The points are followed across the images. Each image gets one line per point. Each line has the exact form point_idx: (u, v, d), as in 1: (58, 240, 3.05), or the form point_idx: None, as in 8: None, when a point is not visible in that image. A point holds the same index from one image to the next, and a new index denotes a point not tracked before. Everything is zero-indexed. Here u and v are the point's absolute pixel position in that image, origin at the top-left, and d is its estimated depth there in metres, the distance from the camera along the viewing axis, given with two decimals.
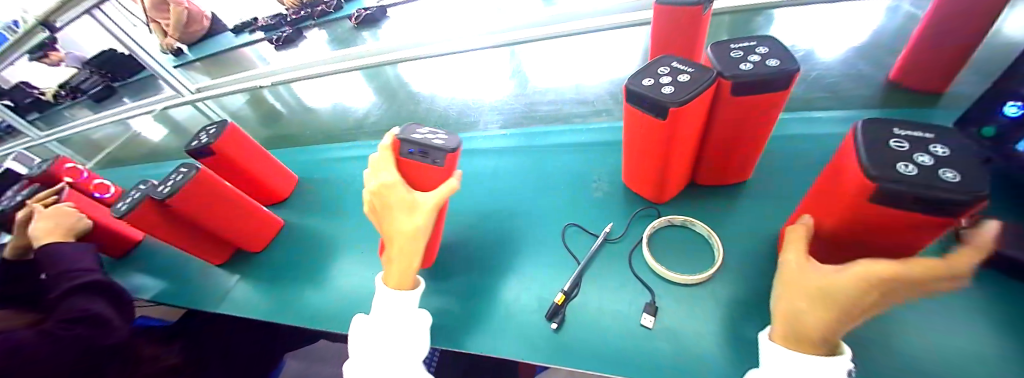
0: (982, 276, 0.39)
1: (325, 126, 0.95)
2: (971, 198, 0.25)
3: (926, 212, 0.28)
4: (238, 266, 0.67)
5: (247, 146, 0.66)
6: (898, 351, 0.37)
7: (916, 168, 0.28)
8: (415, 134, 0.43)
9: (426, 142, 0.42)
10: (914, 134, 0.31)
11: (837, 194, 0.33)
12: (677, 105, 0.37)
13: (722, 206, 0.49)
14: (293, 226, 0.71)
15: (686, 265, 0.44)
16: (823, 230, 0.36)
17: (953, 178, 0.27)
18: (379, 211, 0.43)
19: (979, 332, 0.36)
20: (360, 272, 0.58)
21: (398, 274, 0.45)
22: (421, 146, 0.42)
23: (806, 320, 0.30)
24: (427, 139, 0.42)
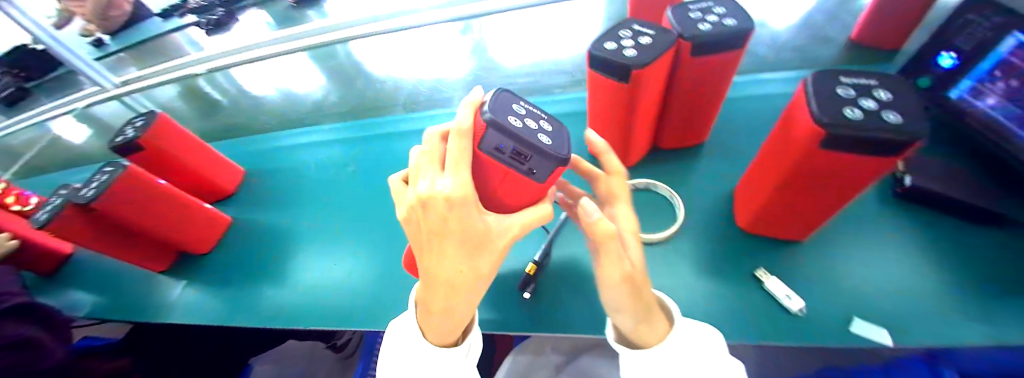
0: (911, 215, 0.44)
1: (273, 115, 0.88)
2: (911, 137, 0.27)
3: (870, 153, 0.29)
4: (186, 270, 0.62)
5: (184, 141, 0.60)
6: (847, 286, 0.39)
7: (861, 112, 0.29)
8: (510, 120, 0.28)
9: (530, 143, 0.27)
10: (860, 81, 0.32)
11: (786, 146, 0.34)
12: (639, 68, 0.36)
13: (685, 168, 0.50)
14: (245, 222, 0.66)
15: (650, 225, 0.45)
16: (774, 185, 0.37)
17: (894, 119, 0.28)
18: (433, 236, 0.31)
19: (911, 264, 0.40)
20: (322, 265, 0.56)
21: (431, 315, 0.35)
22: (522, 149, 0.27)
23: (648, 305, 0.33)
24: (536, 136, 0.27)
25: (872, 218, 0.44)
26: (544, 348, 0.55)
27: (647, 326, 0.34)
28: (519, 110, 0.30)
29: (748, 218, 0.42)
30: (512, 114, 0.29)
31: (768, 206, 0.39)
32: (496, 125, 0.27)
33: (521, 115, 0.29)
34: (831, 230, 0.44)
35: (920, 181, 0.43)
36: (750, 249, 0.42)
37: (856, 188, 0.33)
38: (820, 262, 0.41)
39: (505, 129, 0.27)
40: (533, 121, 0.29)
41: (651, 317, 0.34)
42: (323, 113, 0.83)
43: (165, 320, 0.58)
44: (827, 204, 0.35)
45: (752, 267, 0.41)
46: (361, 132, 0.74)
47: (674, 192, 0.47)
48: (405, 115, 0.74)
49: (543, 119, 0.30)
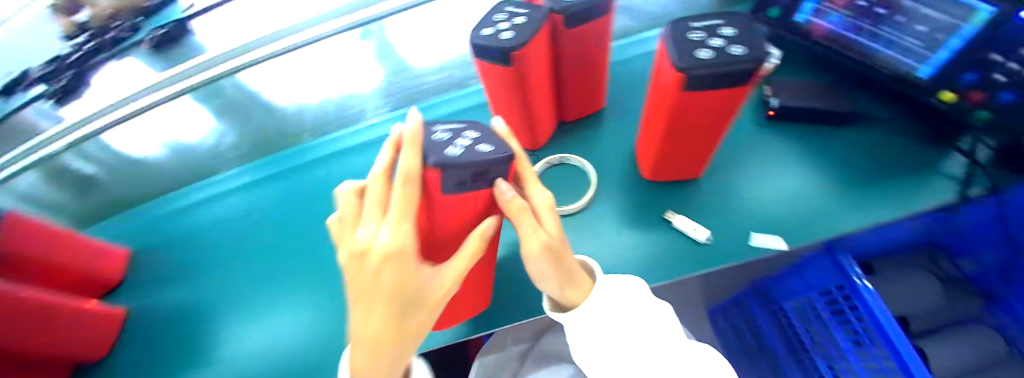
0: (783, 131, 0.49)
1: (152, 176, 0.75)
2: (753, 65, 0.30)
3: (727, 87, 0.32)
4: None
5: (49, 234, 0.50)
6: (743, 207, 0.44)
7: (712, 51, 0.32)
8: (442, 150, 0.25)
9: (477, 166, 0.24)
10: (708, 23, 0.34)
11: (661, 97, 0.37)
12: (517, 49, 0.36)
13: (593, 135, 0.52)
14: (152, 307, 0.58)
15: (570, 197, 0.47)
16: (663, 137, 0.39)
17: (739, 53, 0.31)
18: (391, 295, 0.28)
19: (789, 175, 0.46)
20: (252, 328, 0.51)
21: (384, 371, 0.31)
22: (471, 174, 0.24)
23: (572, 268, 0.34)
24: (475, 149, 0.25)
25: (755, 141, 0.49)
26: (506, 342, 0.57)
27: (573, 286, 0.35)
28: (444, 135, 0.27)
29: (652, 170, 0.44)
30: (438, 143, 0.26)
31: (664, 154, 0.41)
32: (439, 164, 0.24)
33: (447, 138, 0.27)
34: (727, 161, 0.48)
35: (782, 102, 0.48)
36: (660, 195, 0.46)
37: (725, 122, 0.37)
38: (718, 194, 0.45)
39: (449, 166, 0.24)
40: (462, 137, 0.26)
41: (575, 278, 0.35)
42: (220, 161, 0.74)
43: None
44: (708, 139, 0.39)
45: (664, 211, 0.44)
46: (266, 170, 0.68)
47: (585, 160, 0.49)
48: (312, 142, 0.70)
49: (472, 128, 0.28)
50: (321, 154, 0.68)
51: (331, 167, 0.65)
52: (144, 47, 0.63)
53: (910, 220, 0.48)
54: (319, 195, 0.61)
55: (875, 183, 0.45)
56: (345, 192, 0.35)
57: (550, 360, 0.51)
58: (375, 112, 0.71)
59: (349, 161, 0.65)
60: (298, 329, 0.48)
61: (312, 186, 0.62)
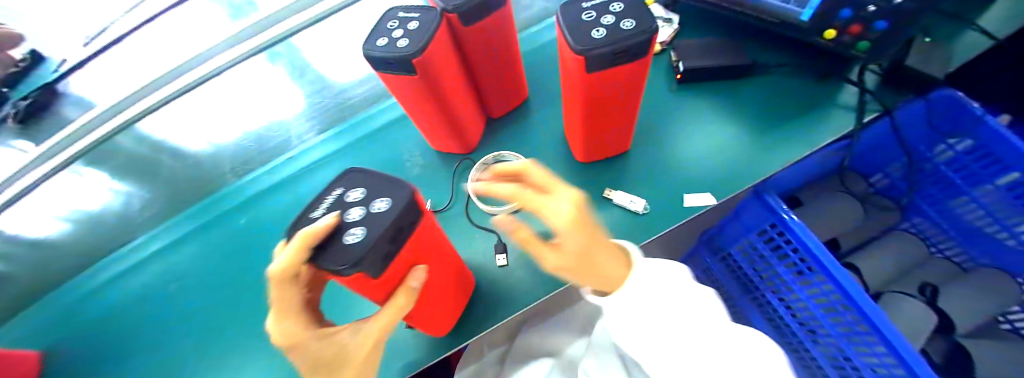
0: (699, 90, 0.51)
1: (34, 265, 0.63)
2: (645, 37, 0.30)
3: (628, 61, 0.32)
4: None
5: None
6: (676, 170, 0.45)
7: (605, 29, 0.31)
8: (349, 241, 0.22)
9: (386, 237, 0.22)
10: (597, 1, 0.34)
11: (572, 82, 0.36)
12: (415, 57, 0.33)
13: (523, 126, 0.51)
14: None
15: None
16: (583, 119, 0.39)
17: (630, 27, 0.31)
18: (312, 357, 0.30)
19: (711, 130, 0.48)
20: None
21: None
22: (387, 244, 0.22)
23: (605, 274, 0.29)
24: (387, 219, 0.22)
25: (676, 104, 0.51)
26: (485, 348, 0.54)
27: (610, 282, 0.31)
28: (354, 213, 0.24)
29: (583, 151, 0.44)
30: (348, 227, 0.23)
31: (590, 136, 0.41)
32: (355, 262, 0.21)
33: (354, 214, 0.24)
34: (655, 128, 0.49)
35: (691, 63, 0.50)
36: (595, 176, 0.46)
37: (637, 97, 0.37)
38: (651, 162, 0.46)
39: (367, 255, 0.21)
40: (372, 207, 0.24)
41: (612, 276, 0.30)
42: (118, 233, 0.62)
43: None
44: (625, 113, 0.39)
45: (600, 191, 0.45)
46: (182, 228, 0.60)
47: (518, 153, 0.48)
48: (231, 185, 0.60)
49: (375, 189, 0.25)
50: (242, 199, 0.58)
51: (256, 212, 0.57)
52: (9, 124, 0.55)
53: (821, 151, 0.52)
54: (247, 244, 0.55)
55: (784, 124, 0.47)
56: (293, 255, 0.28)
57: (527, 359, 0.49)
58: (302, 139, 0.61)
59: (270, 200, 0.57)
60: None
61: (238, 235, 0.56)
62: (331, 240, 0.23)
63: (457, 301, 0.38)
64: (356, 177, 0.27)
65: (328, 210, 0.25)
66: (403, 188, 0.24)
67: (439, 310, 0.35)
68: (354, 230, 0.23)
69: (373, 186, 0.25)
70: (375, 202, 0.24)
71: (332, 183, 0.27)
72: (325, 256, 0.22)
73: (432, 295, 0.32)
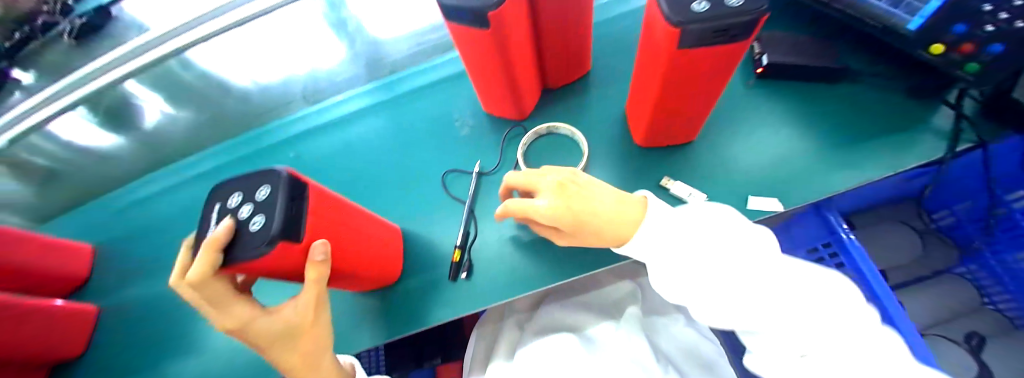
0: (777, 90, 0.47)
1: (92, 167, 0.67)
2: (754, 16, 0.27)
3: (725, 43, 0.30)
4: None
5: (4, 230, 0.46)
6: (740, 171, 0.43)
7: (708, 4, 0.29)
8: (256, 229, 0.24)
9: (287, 212, 0.25)
10: None
11: (651, 59, 0.34)
12: (494, 8, 0.31)
13: (582, 100, 0.49)
14: (117, 305, 0.54)
15: (561, 167, 0.45)
16: (655, 102, 0.37)
17: (736, 4, 0.28)
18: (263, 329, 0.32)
19: (783, 134, 0.45)
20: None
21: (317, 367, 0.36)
22: (289, 207, 0.25)
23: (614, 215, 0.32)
24: (277, 200, 0.25)
25: (748, 102, 0.47)
26: (505, 313, 0.56)
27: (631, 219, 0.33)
28: (245, 209, 0.26)
29: (645, 136, 0.42)
30: (248, 222, 0.25)
31: (655, 121, 0.39)
32: (271, 239, 0.24)
33: (247, 211, 0.26)
34: (721, 123, 0.46)
35: (774, 58, 0.46)
36: (649, 163, 0.44)
37: (717, 86, 0.35)
38: (713, 158, 0.44)
39: (278, 225, 0.24)
40: (257, 195, 0.26)
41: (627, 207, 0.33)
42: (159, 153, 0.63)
43: None
44: (701, 100, 0.37)
45: (653, 180, 0.43)
46: (224, 157, 0.59)
47: (575, 128, 0.46)
48: (273, 123, 0.59)
49: (251, 184, 0.27)
50: (285, 135, 0.58)
51: (297, 149, 0.56)
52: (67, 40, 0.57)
53: (896, 175, 0.49)
54: None
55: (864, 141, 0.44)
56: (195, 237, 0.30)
57: (552, 330, 0.49)
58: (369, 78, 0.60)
59: (309, 143, 0.56)
60: None
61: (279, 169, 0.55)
62: (239, 240, 0.25)
63: (388, 267, 0.41)
64: (228, 183, 0.28)
65: (219, 220, 0.27)
66: (277, 172, 0.27)
67: (371, 273, 0.38)
68: (254, 219, 0.25)
69: (248, 184, 0.27)
70: (258, 193, 0.26)
71: (211, 198, 0.29)
72: (241, 251, 0.25)
73: (355, 253, 0.34)
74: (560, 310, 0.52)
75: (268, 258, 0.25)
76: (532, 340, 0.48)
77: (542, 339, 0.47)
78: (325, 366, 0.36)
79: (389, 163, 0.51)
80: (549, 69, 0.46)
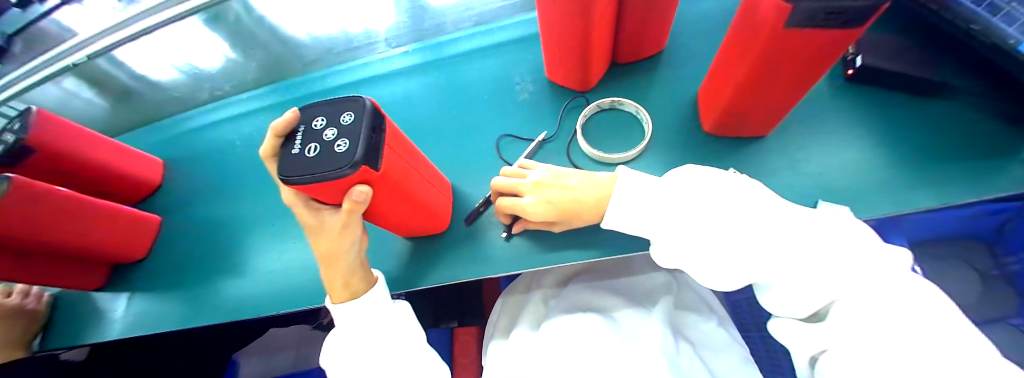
0: (863, 95, 0.44)
1: None
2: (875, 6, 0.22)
3: (829, 27, 0.24)
4: (124, 280, 0.55)
5: (88, 141, 0.49)
6: (808, 174, 0.41)
7: None
8: (340, 150, 0.24)
9: (368, 141, 0.24)
10: None
11: (749, 35, 0.30)
12: None
13: (649, 80, 0.47)
14: (177, 221, 0.58)
15: (619, 144, 0.44)
16: (740, 86, 0.34)
17: None
18: (305, 216, 0.31)
19: (864, 143, 0.42)
20: (276, 249, 0.50)
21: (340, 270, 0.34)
22: (373, 136, 0.25)
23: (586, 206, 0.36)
24: (361, 125, 0.24)
25: (829, 104, 0.45)
26: (533, 284, 0.55)
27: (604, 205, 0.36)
28: (327, 132, 0.25)
29: (715, 121, 0.41)
30: (330, 144, 0.25)
31: (731, 110, 0.38)
32: (354, 161, 0.23)
33: (327, 134, 0.25)
34: (796, 122, 0.44)
35: (867, 61, 0.42)
36: (713, 152, 0.43)
37: (811, 77, 0.31)
38: (780, 157, 0.42)
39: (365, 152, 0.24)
40: (339, 119, 0.26)
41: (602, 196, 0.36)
42: (220, 85, 0.64)
43: (117, 334, 0.52)
44: (788, 88, 0.33)
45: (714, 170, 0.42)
46: (283, 95, 0.61)
47: (641, 106, 0.44)
48: (333, 66, 0.61)
49: (331, 109, 0.26)
50: (343, 80, 0.59)
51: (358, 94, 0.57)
52: None
53: (975, 204, 0.45)
54: None
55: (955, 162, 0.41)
56: (280, 121, 0.26)
57: (579, 309, 0.47)
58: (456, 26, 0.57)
59: (368, 91, 0.57)
60: None
61: None
62: (317, 159, 0.24)
63: (434, 215, 0.40)
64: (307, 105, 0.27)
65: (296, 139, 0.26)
66: (359, 100, 0.26)
67: (417, 212, 0.36)
68: (337, 143, 0.24)
69: (329, 108, 0.27)
70: (341, 118, 0.26)
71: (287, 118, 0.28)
72: (319, 169, 0.24)
73: (405, 196, 0.32)
74: (590, 290, 0.50)
75: (345, 180, 0.24)
76: (556, 313, 0.48)
77: (567, 314, 0.46)
78: (344, 265, 0.34)
79: (446, 121, 0.51)
80: (624, 41, 0.44)
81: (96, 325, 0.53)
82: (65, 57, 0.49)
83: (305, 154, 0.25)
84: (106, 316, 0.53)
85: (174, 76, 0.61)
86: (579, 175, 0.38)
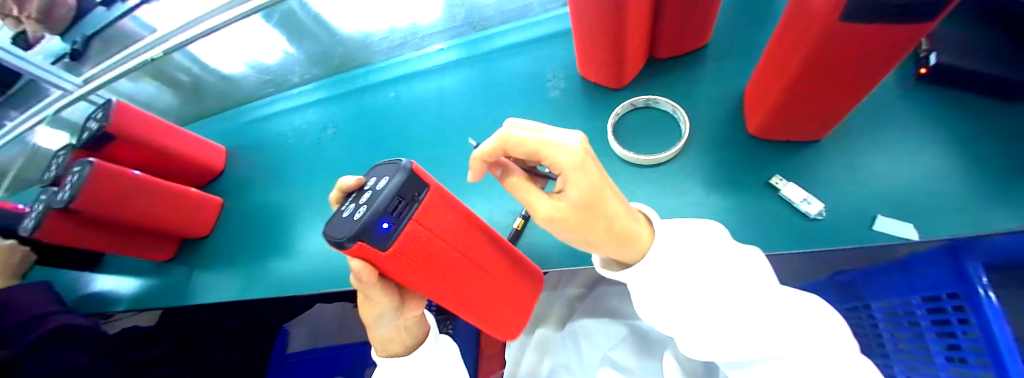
0: (939, 96, 0.39)
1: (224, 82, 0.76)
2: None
3: (898, 24, 0.22)
4: (190, 255, 0.62)
5: (161, 130, 0.55)
6: (865, 184, 0.37)
7: None
8: (354, 217, 0.20)
9: (382, 210, 0.20)
10: None
11: (800, 32, 0.28)
12: None
13: (687, 77, 0.45)
14: (234, 204, 0.63)
15: (654, 145, 0.42)
16: (788, 85, 0.32)
17: None
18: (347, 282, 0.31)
19: (936, 151, 0.37)
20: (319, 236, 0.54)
21: (379, 334, 0.33)
22: (388, 206, 0.20)
23: (597, 237, 0.22)
24: (378, 194, 0.21)
25: (897, 107, 0.40)
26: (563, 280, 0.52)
27: (627, 244, 0.24)
28: (360, 195, 0.22)
29: (761, 123, 0.38)
30: (354, 208, 0.21)
31: (776, 112, 0.36)
32: (351, 234, 0.20)
33: (363, 196, 0.22)
34: (854, 126, 0.40)
35: (945, 59, 0.38)
36: (757, 156, 0.40)
37: (873, 77, 0.28)
38: (835, 164, 0.39)
39: (363, 227, 0.20)
40: (374, 184, 0.22)
41: (622, 230, 0.23)
42: (305, 70, 0.66)
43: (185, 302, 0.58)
44: (845, 89, 0.30)
45: (757, 176, 0.39)
46: (330, 90, 0.65)
47: (678, 105, 0.42)
48: (374, 62, 0.63)
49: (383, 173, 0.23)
50: (384, 76, 0.61)
51: (396, 90, 0.59)
52: None
53: None
54: (380, 116, 0.59)
55: None
56: (347, 182, 0.24)
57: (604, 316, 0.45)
58: (544, 6, 0.53)
59: (406, 88, 0.59)
60: None
61: (375, 106, 0.59)
62: (341, 221, 0.22)
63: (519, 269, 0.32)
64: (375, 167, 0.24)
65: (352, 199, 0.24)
66: (398, 162, 0.22)
67: (495, 286, 0.29)
68: (357, 209, 0.21)
69: (384, 169, 0.23)
70: (376, 182, 0.22)
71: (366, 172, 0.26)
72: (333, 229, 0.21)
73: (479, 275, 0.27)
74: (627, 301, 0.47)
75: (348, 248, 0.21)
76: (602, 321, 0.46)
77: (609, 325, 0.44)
78: (377, 333, 0.32)
79: (479, 118, 0.52)
80: (664, 38, 0.42)
81: (165, 291, 0.60)
82: (140, 57, 0.55)
83: (341, 214, 0.23)
84: (175, 285, 0.60)
85: (241, 70, 0.65)
86: (609, 196, 0.21)
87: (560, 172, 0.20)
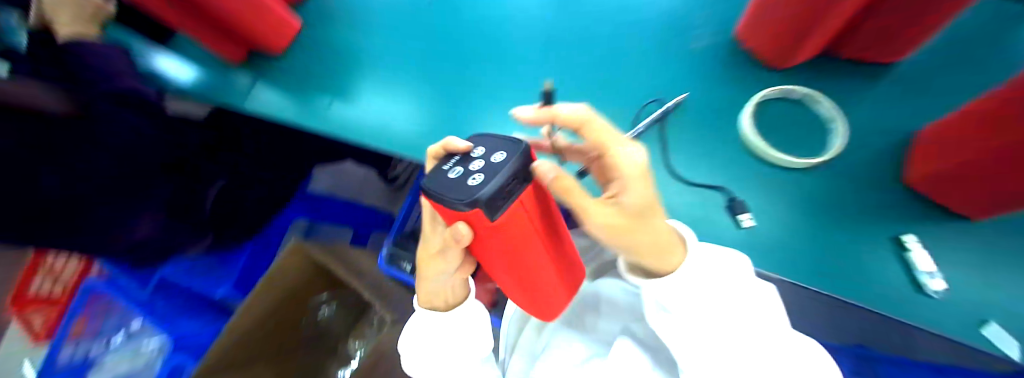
0: None
1: None
2: None
3: None
4: (254, 63, 0.57)
5: None
6: (995, 284, 0.33)
7: None
8: (469, 184, 0.14)
9: (506, 186, 0.14)
10: None
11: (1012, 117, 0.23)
12: None
13: (848, 91, 0.39)
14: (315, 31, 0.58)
15: (784, 143, 0.39)
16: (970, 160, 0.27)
17: None
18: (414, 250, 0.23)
19: None
20: (388, 97, 0.51)
21: (427, 290, 0.27)
22: (515, 180, 0.14)
23: (642, 246, 0.16)
24: (503, 166, 0.14)
25: None
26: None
27: (662, 255, 0.18)
28: (478, 158, 0.15)
29: (925, 173, 0.33)
30: (462, 178, 0.15)
31: (947, 172, 0.30)
32: (474, 205, 0.13)
33: (470, 163, 0.15)
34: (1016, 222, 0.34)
35: None
36: (882, 204, 0.36)
37: None
38: (976, 252, 0.34)
39: (492, 197, 0.13)
40: (489, 157, 0.15)
41: (662, 246, 0.17)
42: None
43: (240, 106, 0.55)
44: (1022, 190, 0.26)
45: (865, 225, 0.36)
46: None
47: (839, 114, 0.39)
48: None
49: (495, 144, 0.16)
50: None
51: None
52: None
53: None
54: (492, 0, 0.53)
55: None
56: (449, 144, 0.17)
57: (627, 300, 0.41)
58: None
59: None
60: (430, 117, 0.49)
61: None
62: (457, 186, 0.15)
63: (573, 271, 0.25)
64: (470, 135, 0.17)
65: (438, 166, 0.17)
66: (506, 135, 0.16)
67: (557, 283, 0.23)
68: (471, 177, 0.15)
69: (491, 140, 0.17)
70: (487, 153, 0.15)
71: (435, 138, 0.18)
72: (443, 198, 0.14)
73: (536, 267, 0.20)
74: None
75: (451, 217, 0.15)
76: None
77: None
78: (429, 286, 0.26)
79: (588, 48, 0.47)
80: (859, 38, 0.35)
81: (221, 89, 0.55)
82: None
83: (440, 178, 0.16)
84: (233, 85, 0.56)
85: None
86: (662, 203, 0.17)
87: (620, 174, 0.16)
